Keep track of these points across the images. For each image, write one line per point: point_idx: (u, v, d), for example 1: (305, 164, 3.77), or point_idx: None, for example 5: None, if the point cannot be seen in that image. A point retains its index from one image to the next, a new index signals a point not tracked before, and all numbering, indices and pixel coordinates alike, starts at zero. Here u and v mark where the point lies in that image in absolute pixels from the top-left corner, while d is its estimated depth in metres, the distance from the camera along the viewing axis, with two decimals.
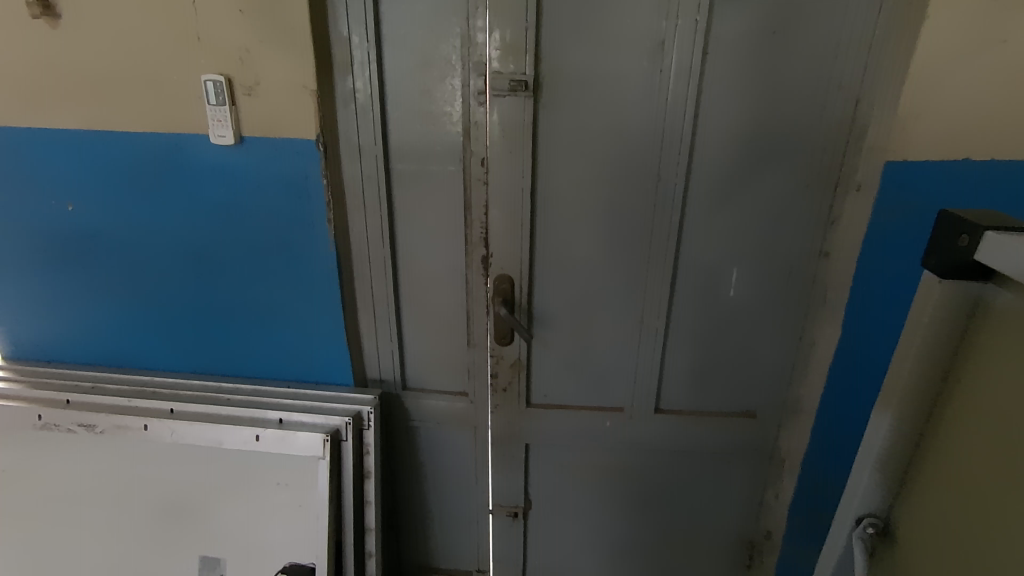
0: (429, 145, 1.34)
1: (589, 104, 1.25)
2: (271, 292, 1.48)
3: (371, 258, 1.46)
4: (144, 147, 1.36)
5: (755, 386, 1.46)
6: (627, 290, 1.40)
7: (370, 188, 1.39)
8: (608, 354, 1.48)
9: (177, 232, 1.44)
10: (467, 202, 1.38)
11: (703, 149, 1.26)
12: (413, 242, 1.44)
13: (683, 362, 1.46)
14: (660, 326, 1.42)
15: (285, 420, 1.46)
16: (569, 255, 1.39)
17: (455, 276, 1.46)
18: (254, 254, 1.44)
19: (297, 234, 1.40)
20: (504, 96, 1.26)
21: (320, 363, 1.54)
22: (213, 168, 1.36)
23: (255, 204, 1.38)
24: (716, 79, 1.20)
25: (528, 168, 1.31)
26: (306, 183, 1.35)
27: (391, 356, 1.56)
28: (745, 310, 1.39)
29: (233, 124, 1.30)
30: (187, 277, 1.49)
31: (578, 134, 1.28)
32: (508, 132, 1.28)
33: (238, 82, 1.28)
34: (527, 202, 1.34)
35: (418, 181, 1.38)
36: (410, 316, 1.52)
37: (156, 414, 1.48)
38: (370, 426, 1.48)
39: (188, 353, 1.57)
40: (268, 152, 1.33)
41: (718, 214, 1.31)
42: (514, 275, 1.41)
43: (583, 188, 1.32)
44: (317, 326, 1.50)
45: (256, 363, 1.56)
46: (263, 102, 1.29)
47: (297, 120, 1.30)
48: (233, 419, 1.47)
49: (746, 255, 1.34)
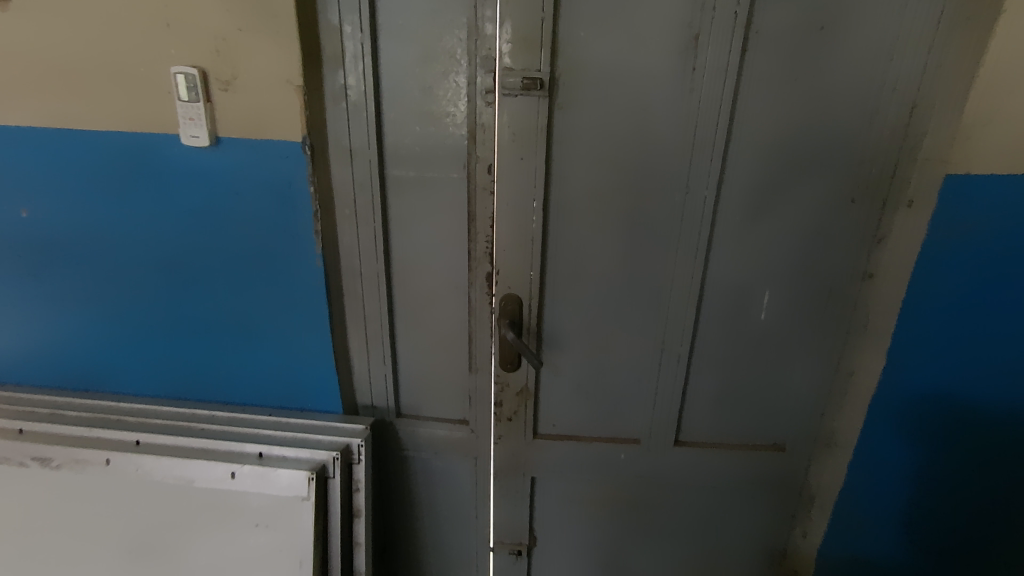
0: (429, 149, 1.20)
1: (611, 105, 1.12)
2: (253, 310, 1.33)
3: (363, 273, 1.31)
4: (105, 148, 1.21)
5: (786, 416, 1.33)
6: (648, 310, 1.27)
7: (362, 196, 1.24)
8: (625, 381, 1.34)
9: (145, 243, 1.29)
10: (472, 213, 1.23)
11: (738, 158, 1.13)
12: (411, 256, 1.30)
13: (708, 390, 1.33)
14: (684, 351, 1.29)
15: (265, 454, 1.30)
16: (584, 272, 1.25)
17: (456, 293, 1.32)
18: (232, 268, 1.29)
19: (281, 247, 1.26)
20: (516, 95, 1.12)
21: (306, 388, 1.39)
22: (186, 172, 1.21)
23: (233, 212, 1.24)
24: (754, 80, 1.08)
25: (541, 177, 1.17)
26: (291, 191, 1.20)
27: (383, 381, 1.41)
28: (777, 335, 1.27)
29: (207, 123, 1.15)
30: (157, 293, 1.33)
31: (597, 138, 1.15)
32: (520, 135, 1.14)
33: (213, 75, 1.13)
34: (539, 214, 1.20)
35: (416, 189, 1.24)
36: (406, 337, 1.38)
37: (121, 446, 1.33)
38: (360, 460, 1.33)
39: (159, 376, 1.42)
40: (247, 155, 1.18)
41: (752, 229, 1.18)
42: (522, 294, 1.27)
43: (602, 199, 1.19)
44: (303, 348, 1.35)
45: (235, 387, 1.41)
46: (242, 99, 1.14)
47: (280, 119, 1.15)
48: (206, 453, 1.31)
49: (780, 274, 1.21)
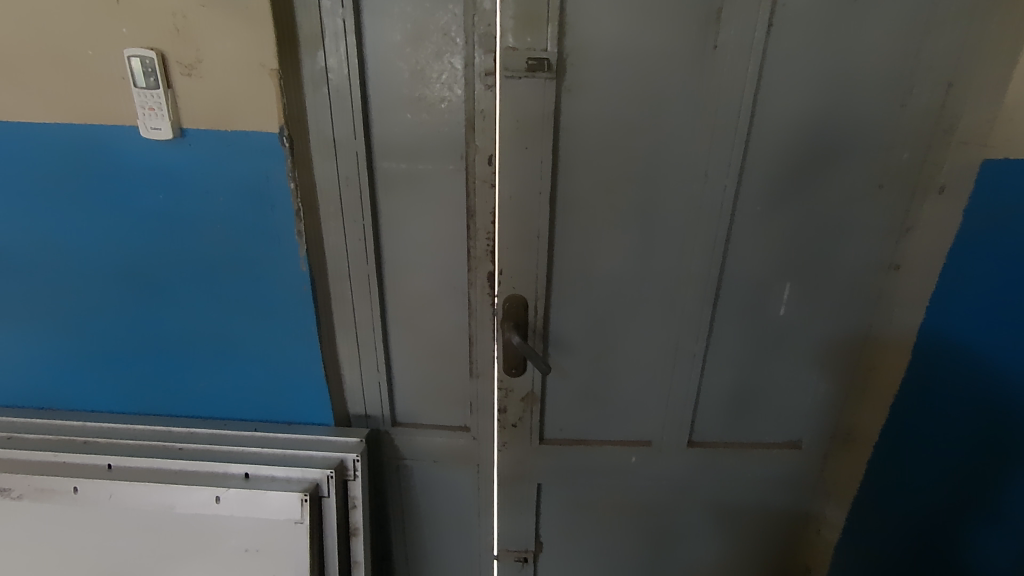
0: (422, 139, 1.09)
1: (623, 88, 1.02)
2: (231, 319, 1.21)
3: (353, 276, 1.20)
4: (52, 143, 1.06)
5: (802, 413, 1.28)
6: (661, 308, 1.19)
7: (349, 192, 1.13)
8: (636, 382, 1.27)
9: (103, 248, 1.15)
10: (472, 208, 1.13)
11: (760, 144, 1.05)
12: (404, 256, 1.19)
13: (722, 390, 1.27)
14: (701, 350, 1.22)
15: (252, 474, 1.20)
16: (593, 270, 1.16)
17: (454, 295, 1.22)
18: (206, 274, 1.17)
19: (260, 251, 1.14)
20: (519, 77, 1.01)
21: (293, 400, 1.28)
22: (149, 169, 1.08)
23: (205, 212, 1.11)
24: (778, 59, 0.99)
25: (547, 168, 1.07)
26: (270, 189, 1.08)
27: (377, 389, 1.32)
28: (795, 331, 1.20)
29: (169, 113, 1.02)
30: (121, 303, 1.20)
31: (609, 125, 1.05)
32: (524, 123, 1.04)
33: (174, 58, 0.99)
34: (545, 209, 1.10)
35: (409, 183, 1.13)
36: (401, 342, 1.28)
37: (90, 472, 1.20)
38: (356, 476, 1.24)
39: (129, 393, 1.29)
40: (219, 149, 1.06)
41: (773, 221, 1.11)
42: (528, 295, 1.18)
43: (613, 192, 1.10)
44: (288, 358, 1.24)
45: (215, 401, 1.30)
46: (209, 85, 1.01)
47: (254, 108, 1.02)
48: (186, 476, 1.20)
49: (801, 268, 1.15)
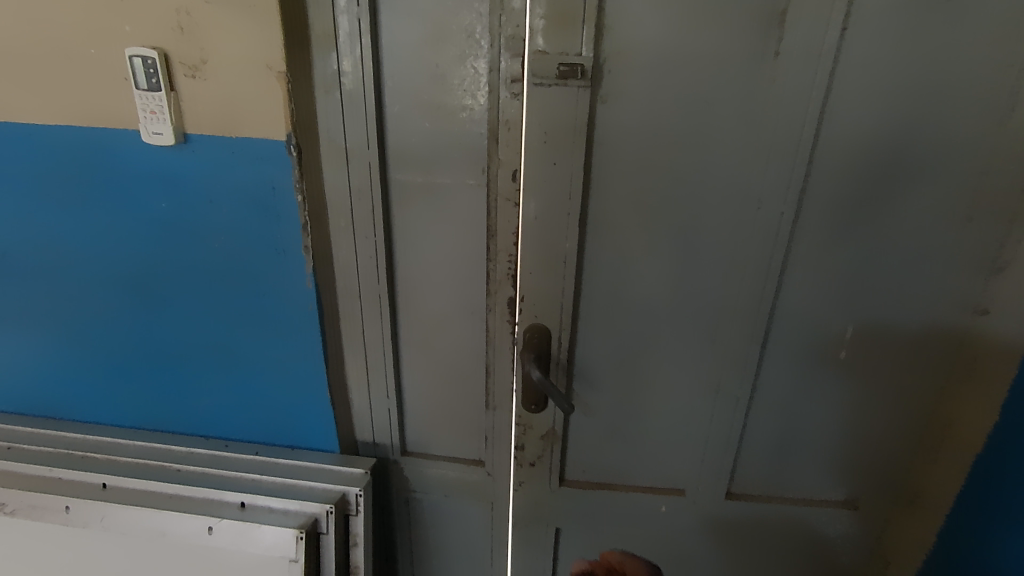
0: (441, 150, 0.99)
1: (667, 98, 0.90)
2: (234, 336, 1.13)
3: (364, 296, 1.11)
4: (54, 146, 1.01)
5: (859, 469, 1.13)
6: (701, 345, 1.06)
7: (361, 206, 1.04)
8: (669, 425, 1.14)
9: (104, 258, 1.09)
10: (493, 227, 1.02)
11: (824, 165, 0.91)
12: (418, 276, 1.10)
13: (767, 438, 1.13)
14: (745, 394, 1.08)
15: (248, 504, 1.13)
16: (625, 300, 1.04)
17: (471, 320, 1.11)
18: (209, 288, 1.10)
19: (263, 265, 1.06)
20: (549, 85, 0.90)
21: (297, 423, 1.20)
22: (151, 176, 1.01)
23: (208, 223, 1.04)
24: (851, 68, 0.85)
25: (578, 186, 0.96)
26: (274, 201, 1.00)
27: (387, 416, 1.23)
28: (856, 378, 1.06)
29: (172, 117, 0.95)
30: (122, 314, 1.14)
31: (650, 139, 0.93)
32: (553, 135, 0.93)
33: (178, 58, 0.92)
34: (573, 231, 0.99)
35: (424, 198, 1.03)
36: (413, 367, 1.19)
37: (84, 490, 1.15)
38: (358, 512, 1.15)
39: (131, 407, 1.24)
40: (223, 157, 0.98)
41: (835, 252, 0.97)
42: (551, 325, 1.06)
43: (652, 214, 0.97)
44: (293, 379, 1.16)
45: (217, 420, 1.23)
46: (214, 88, 0.93)
47: (260, 113, 0.94)
48: (181, 501, 1.13)
49: (866, 307, 1.00)
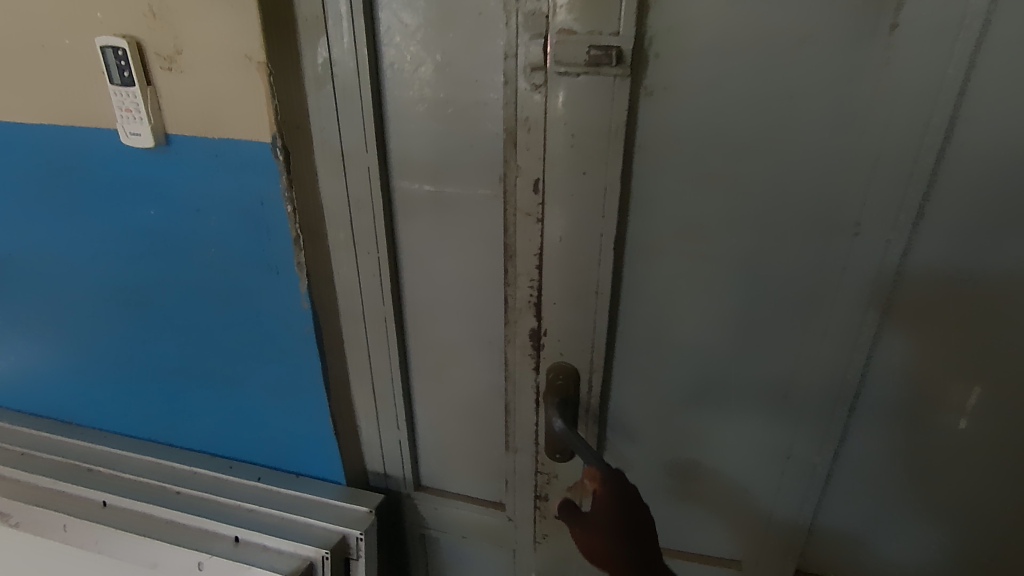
0: (451, 154, 0.83)
1: (733, 92, 0.69)
2: (231, 355, 1.03)
3: (368, 318, 0.98)
4: (43, 147, 0.93)
5: (975, 563, 0.88)
6: (769, 400, 0.85)
7: (361, 218, 0.89)
8: (724, 489, 0.94)
9: (99, 267, 1.02)
10: (511, 247, 0.85)
11: (951, 179, 0.67)
12: (429, 299, 0.95)
13: (851, 515, 0.90)
14: (824, 462, 0.86)
15: (242, 540, 1.04)
16: (672, 340, 0.85)
17: (489, 350, 0.95)
18: (203, 304, 1.00)
19: (257, 282, 0.94)
20: (578, 74, 0.71)
21: (301, 451, 1.10)
22: (136, 180, 0.91)
23: (197, 234, 0.93)
24: (1004, 48, 0.61)
25: (614, 203, 0.76)
26: (263, 212, 0.88)
27: (398, 449, 1.10)
28: (979, 454, 0.81)
29: (150, 115, 0.84)
30: (121, 326, 1.07)
31: (709, 145, 0.72)
32: (582, 137, 0.74)
33: (152, 49, 0.81)
34: (608, 257, 0.80)
35: (433, 210, 0.87)
36: (425, 398, 1.04)
37: (84, 508, 1.10)
38: (360, 557, 1.03)
39: (138, 419, 1.17)
40: (206, 161, 0.87)
41: (959, 294, 0.72)
42: (580, 365, 0.88)
43: (709, 238, 0.77)
44: (293, 405, 1.05)
45: (222, 440, 1.14)
46: (192, 83, 0.81)
47: (241, 111, 0.81)
48: (176, 530, 1.06)
49: (1000, 366, 0.75)
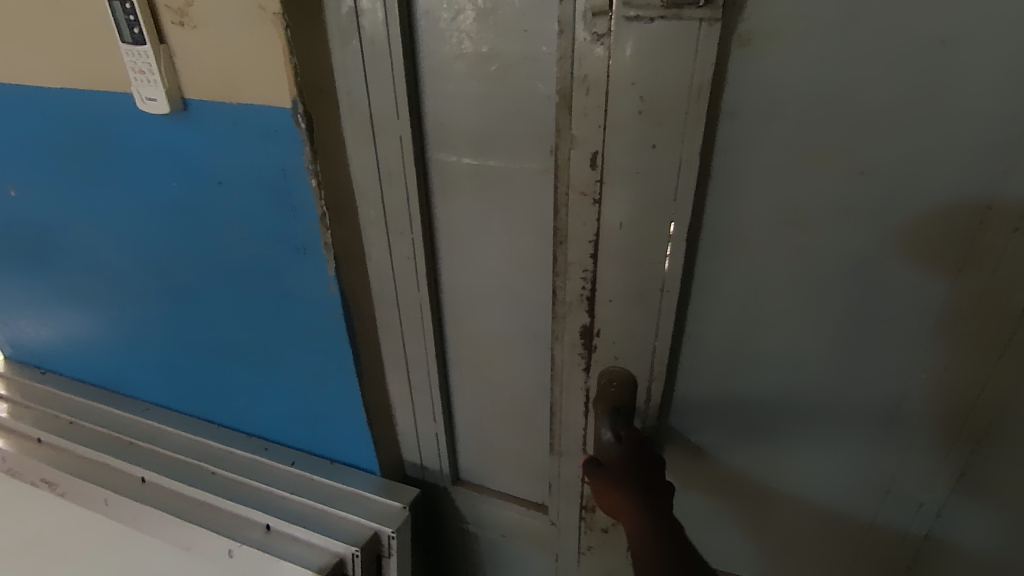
0: (494, 121, 0.71)
1: (856, 41, 0.53)
2: (262, 336, 0.97)
3: (403, 304, 0.88)
4: (68, 112, 0.88)
5: None
6: (870, 423, 0.70)
7: (392, 194, 0.79)
8: (804, 518, 0.80)
9: (129, 240, 0.97)
10: (563, 233, 0.72)
11: None
12: (469, 285, 0.84)
13: (977, 572, 0.73)
14: (933, 501, 0.71)
15: (274, 528, 1.00)
16: (752, 347, 0.72)
17: (535, 344, 0.85)
18: (232, 283, 0.93)
19: (284, 262, 0.86)
20: (652, 19, 0.57)
21: (335, 438, 1.04)
22: (159, 149, 0.84)
23: (221, 209, 0.86)
24: None
25: (691, 183, 0.63)
26: (288, 187, 0.79)
27: (435, 442, 1.02)
28: None
29: (164, 77, 0.76)
30: (155, 301, 1.02)
31: (817, 111, 0.57)
32: (655, 101, 0.60)
33: (162, 1, 0.72)
34: (678, 248, 0.67)
35: (475, 186, 0.76)
36: (464, 390, 0.95)
37: (124, 483, 1.09)
38: (392, 554, 0.98)
39: (177, 394, 1.15)
40: (226, 129, 0.78)
41: None
42: (638, 371, 0.77)
43: (800, 230, 0.63)
44: (326, 392, 0.98)
45: (257, 421, 1.10)
46: (206, 40, 0.72)
47: (257, 70, 0.71)
48: (209, 512, 1.04)
49: None
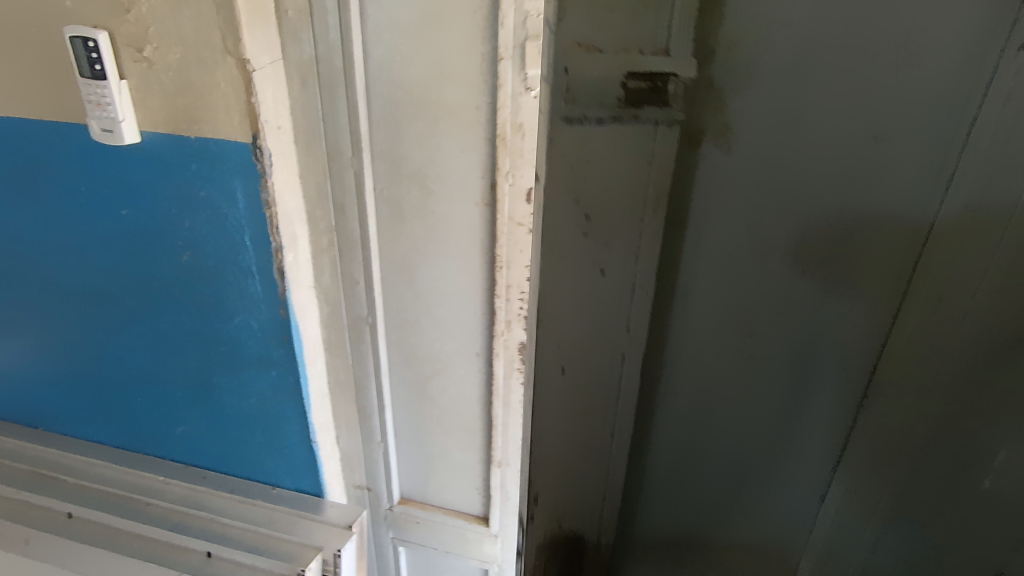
0: (439, 158, 0.79)
1: None
2: (205, 362, 0.98)
3: (351, 326, 0.94)
4: (12, 140, 0.89)
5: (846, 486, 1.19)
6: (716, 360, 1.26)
7: (344, 223, 0.86)
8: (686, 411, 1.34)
9: (69, 267, 0.97)
10: (497, 258, 0.82)
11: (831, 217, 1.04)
12: (413, 307, 0.91)
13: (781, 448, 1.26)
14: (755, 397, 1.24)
15: (215, 554, 0.99)
16: None
17: (474, 362, 0.92)
18: (177, 309, 0.94)
19: (234, 289, 0.90)
20: None
21: (279, 461, 1.06)
22: (107, 177, 0.86)
23: (169, 236, 0.88)
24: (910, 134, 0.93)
25: None
26: (242, 214, 0.83)
27: (379, 463, 1.06)
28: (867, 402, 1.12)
29: (123, 110, 0.79)
30: (93, 329, 1.02)
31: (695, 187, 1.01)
32: None
33: (123, 40, 0.76)
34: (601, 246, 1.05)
35: (421, 217, 0.84)
36: (406, 411, 1.00)
37: (48, 521, 1.05)
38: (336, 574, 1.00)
39: (108, 426, 1.12)
40: (180, 159, 0.82)
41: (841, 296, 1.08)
42: None
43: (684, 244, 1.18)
44: (271, 415, 1.00)
45: (194, 450, 1.09)
46: (167, 78, 0.77)
47: (218, 107, 0.77)
48: (143, 544, 1.01)
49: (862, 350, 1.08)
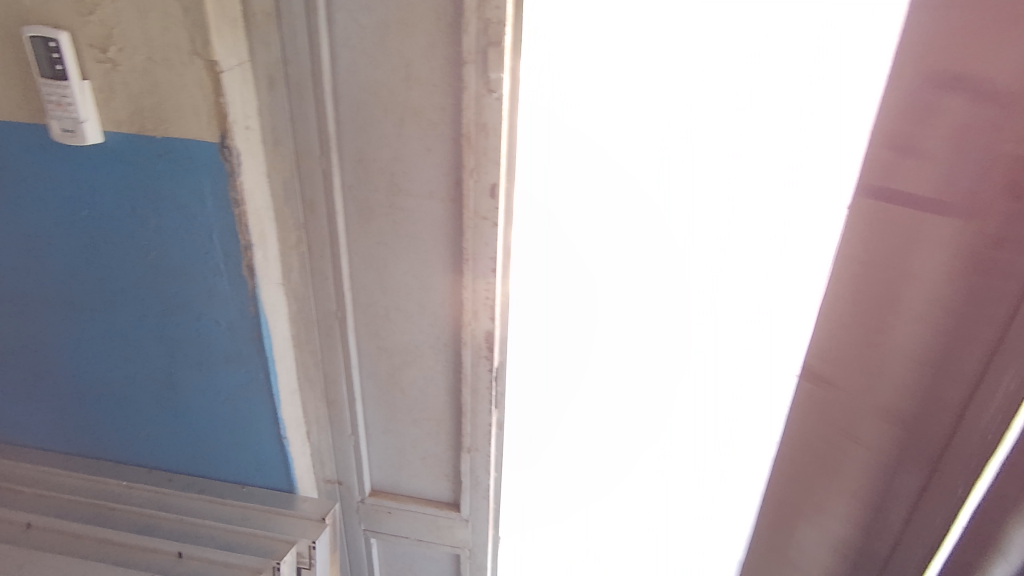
0: (405, 156, 0.83)
1: None
2: (172, 364, 0.98)
3: (321, 321, 0.96)
4: None
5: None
6: None
7: (314, 221, 0.89)
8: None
9: (28, 272, 0.95)
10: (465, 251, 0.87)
11: None
12: (381, 300, 0.94)
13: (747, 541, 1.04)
14: None
15: (186, 554, 0.97)
16: None
17: (443, 352, 0.97)
18: (143, 312, 0.94)
19: (202, 289, 0.90)
20: None
21: (249, 460, 1.06)
22: (68, 179, 0.86)
23: (135, 238, 0.88)
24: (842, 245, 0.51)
25: None
26: (210, 215, 0.84)
27: (350, 454, 1.08)
28: None
29: (82, 111, 0.78)
30: (53, 335, 1.00)
31: None
32: None
33: (85, 39, 0.76)
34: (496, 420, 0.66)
35: (389, 214, 0.88)
36: (376, 401, 1.04)
37: (6, 531, 1.00)
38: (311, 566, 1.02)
39: (70, 434, 1.11)
40: (146, 160, 0.82)
41: None
42: None
43: None
44: (240, 414, 1.01)
45: (162, 453, 1.09)
46: (132, 78, 0.77)
47: (184, 107, 0.77)
48: (109, 549, 0.98)
49: None
